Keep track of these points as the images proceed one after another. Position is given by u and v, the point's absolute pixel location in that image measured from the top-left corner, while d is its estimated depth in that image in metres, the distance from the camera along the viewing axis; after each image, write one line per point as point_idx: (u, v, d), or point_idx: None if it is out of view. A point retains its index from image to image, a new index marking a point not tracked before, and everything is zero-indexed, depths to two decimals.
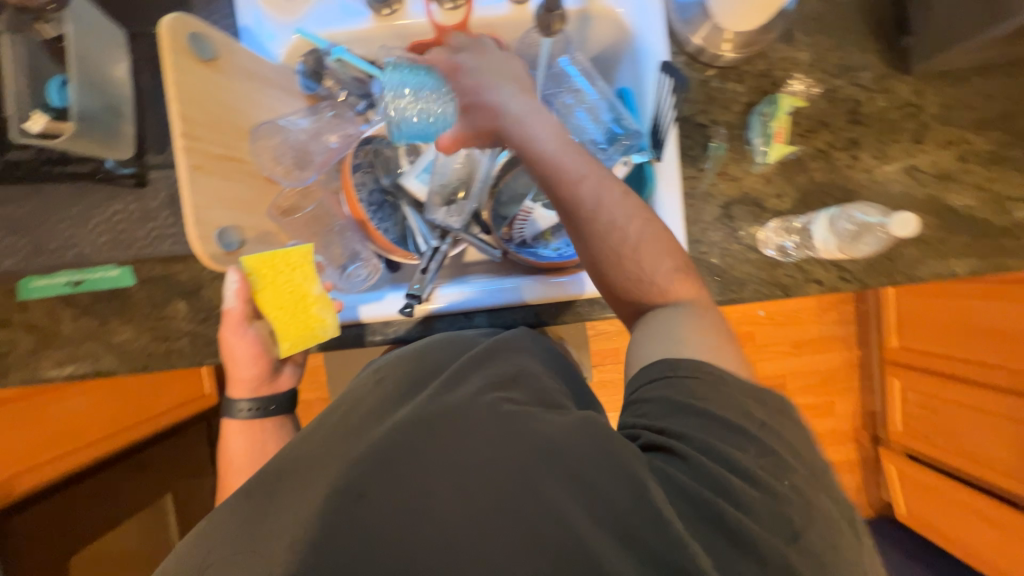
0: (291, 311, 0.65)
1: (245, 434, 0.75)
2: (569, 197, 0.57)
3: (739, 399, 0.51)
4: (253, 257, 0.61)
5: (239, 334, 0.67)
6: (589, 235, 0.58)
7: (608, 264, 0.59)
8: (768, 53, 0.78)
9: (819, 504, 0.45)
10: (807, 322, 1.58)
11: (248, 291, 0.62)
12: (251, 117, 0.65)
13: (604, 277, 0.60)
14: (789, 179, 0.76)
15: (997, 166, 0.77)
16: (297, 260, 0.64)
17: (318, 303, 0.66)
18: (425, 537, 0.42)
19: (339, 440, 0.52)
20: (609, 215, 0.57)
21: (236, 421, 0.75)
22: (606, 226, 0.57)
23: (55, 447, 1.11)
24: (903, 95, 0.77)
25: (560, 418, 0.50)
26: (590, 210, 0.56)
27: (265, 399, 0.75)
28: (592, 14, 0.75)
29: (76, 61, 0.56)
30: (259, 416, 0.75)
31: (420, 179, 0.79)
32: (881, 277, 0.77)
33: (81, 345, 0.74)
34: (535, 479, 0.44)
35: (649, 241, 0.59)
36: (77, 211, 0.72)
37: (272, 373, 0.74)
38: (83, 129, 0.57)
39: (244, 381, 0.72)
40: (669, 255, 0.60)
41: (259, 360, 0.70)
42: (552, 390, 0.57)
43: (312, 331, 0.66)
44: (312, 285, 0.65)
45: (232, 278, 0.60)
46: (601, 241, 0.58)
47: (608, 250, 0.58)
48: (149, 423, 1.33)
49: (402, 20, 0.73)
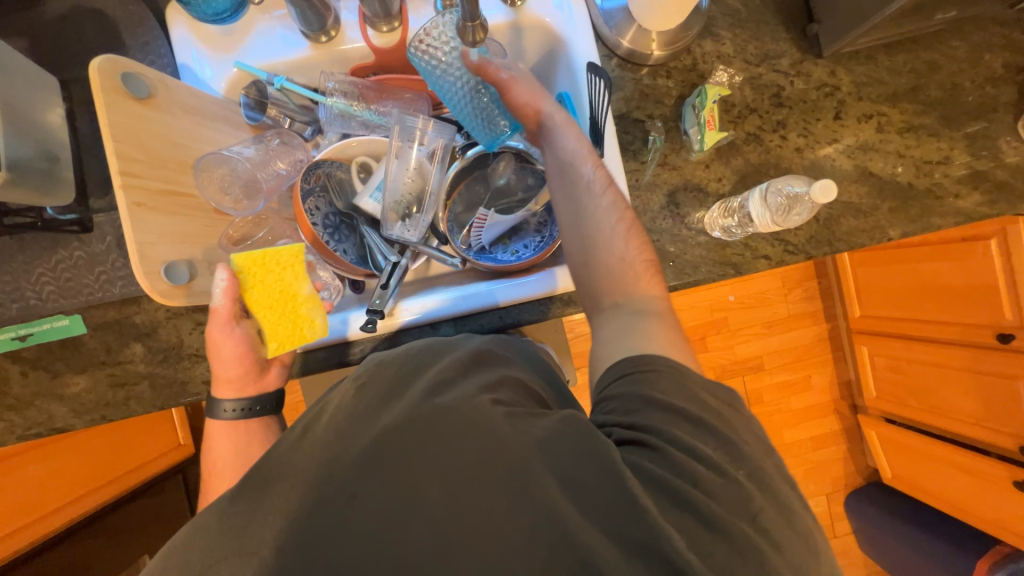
0: (280, 311, 0.66)
1: (229, 436, 0.69)
2: (561, 186, 0.66)
3: (688, 385, 0.53)
4: (243, 256, 0.64)
5: (227, 332, 0.66)
6: (574, 220, 0.65)
7: (587, 247, 0.63)
8: (693, 49, 0.83)
9: (758, 467, 0.50)
10: (761, 299, 1.75)
11: (237, 288, 0.64)
12: (194, 151, 0.66)
13: (584, 265, 0.64)
14: (727, 163, 0.81)
15: (912, 134, 0.83)
16: (287, 259, 0.67)
17: (308, 303, 0.67)
18: (414, 534, 0.48)
19: (327, 459, 0.54)
20: (592, 201, 0.64)
21: (218, 423, 0.69)
22: (590, 211, 0.64)
23: (18, 518, 1.05)
24: (819, 77, 0.84)
25: (543, 420, 0.54)
26: (576, 197, 0.65)
27: (250, 399, 0.70)
28: (523, 26, 0.79)
29: (4, 109, 0.55)
30: (244, 417, 0.70)
31: (372, 198, 0.80)
32: (823, 247, 0.81)
33: (35, 400, 0.72)
34: (529, 481, 0.49)
35: (622, 234, 0.63)
36: (21, 263, 0.69)
37: (260, 371, 0.70)
38: (17, 177, 0.56)
39: (229, 380, 0.69)
40: (639, 253, 0.63)
41: (245, 360, 0.68)
42: (530, 391, 0.61)
43: (300, 333, 0.66)
44: (302, 284, 0.67)
45: (222, 277, 0.63)
46: (584, 225, 0.64)
47: (588, 234, 0.63)
48: (121, 480, 1.26)
49: (340, 45, 0.75)
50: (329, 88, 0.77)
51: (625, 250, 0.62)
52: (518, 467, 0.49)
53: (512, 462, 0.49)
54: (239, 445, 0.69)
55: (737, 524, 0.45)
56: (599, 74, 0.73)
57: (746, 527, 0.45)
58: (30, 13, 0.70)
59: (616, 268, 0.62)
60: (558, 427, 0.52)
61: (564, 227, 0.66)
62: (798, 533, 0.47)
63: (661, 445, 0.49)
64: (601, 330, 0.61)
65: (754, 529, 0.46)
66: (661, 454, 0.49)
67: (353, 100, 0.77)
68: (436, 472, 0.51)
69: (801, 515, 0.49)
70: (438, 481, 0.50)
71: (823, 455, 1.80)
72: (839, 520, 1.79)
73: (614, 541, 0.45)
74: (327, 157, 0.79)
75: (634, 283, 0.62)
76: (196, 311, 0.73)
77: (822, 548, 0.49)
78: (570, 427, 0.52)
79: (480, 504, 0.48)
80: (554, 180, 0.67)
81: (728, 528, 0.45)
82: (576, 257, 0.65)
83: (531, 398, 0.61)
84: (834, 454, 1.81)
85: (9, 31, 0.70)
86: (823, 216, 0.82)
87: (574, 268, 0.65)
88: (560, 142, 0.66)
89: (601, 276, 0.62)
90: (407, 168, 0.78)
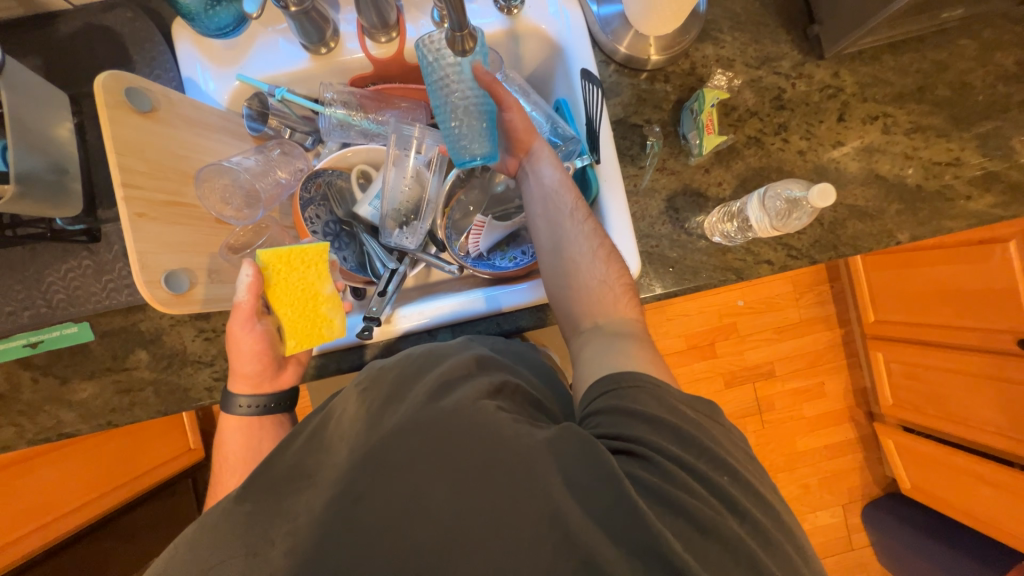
0: (301, 309, 0.67)
1: (243, 431, 0.71)
2: (544, 214, 0.69)
3: (669, 398, 0.55)
4: (270, 252, 0.65)
5: (247, 328, 0.66)
6: (554, 246, 0.68)
7: (568, 272, 0.66)
8: (691, 53, 0.82)
9: (742, 473, 0.51)
10: (772, 304, 1.71)
11: (261, 284, 0.65)
12: (194, 162, 0.67)
13: (565, 288, 0.67)
14: (727, 167, 0.80)
15: (920, 135, 0.81)
16: (311, 258, 0.68)
17: (329, 303, 0.69)
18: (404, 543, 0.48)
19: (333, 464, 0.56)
20: (573, 228, 0.67)
21: (233, 419, 0.70)
22: (571, 237, 0.67)
23: (30, 522, 1.06)
24: (822, 78, 0.82)
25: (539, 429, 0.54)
26: (558, 223, 0.68)
27: (265, 396, 0.71)
28: (520, 33, 0.79)
29: (15, 126, 0.57)
30: (259, 413, 0.71)
31: (372, 207, 0.81)
32: (827, 251, 0.80)
33: (44, 405, 0.74)
34: (534, 486, 0.49)
35: (600, 260, 0.66)
36: (31, 272, 0.71)
37: (277, 368, 0.71)
38: (26, 191, 0.58)
39: (246, 376, 0.69)
40: (616, 277, 0.67)
41: (263, 357, 0.68)
42: (525, 399, 0.61)
43: (319, 332, 0.68)
44: (324, 284, 0.69)
45: (247, 272, 0.64)
46: (564, 250, 0.67)
47: (568, 259, 0.66)
48: (130, 485, 1.28)
49: (340, 57, 0.76)
50: (328, 99, 0.78)
51: (605, 273, 0.66)
52: (524, 472, 0.49)
53: (515, 467, 0.50)
54: (247, 448, 0.70)
55: (725, 525, 0.47)
56: (594, 81, 0.75)
57: (733, 526, 0.47)
58: (43, 32, 0.73)
59: (596, 291, 0.65)
60: (562, 433, 0.52)
61: (546, 252, 0.69)
62: (782, 532, 0.49)
63: (650, 454, 0.50)
64: (583, 350, 0.64)
65: (741, 528, 0.47)
66: (651, 462, 0.50)
67: (353, 110, 0.79)
68: (441, 475, 0.51)
69: (783, 513, 0.51)
70: (444, 484, 0.50)
71: (838, 465, 1.75)
72: (856, 531, 1.74)
73: (614, 546, 0.45)
74: (327, 165, 0.80)
75: (612, 305, 0.65)
76: (199, 319, 0.75)
77: (805, 545, 0.51)
78: (573, 435, 0.52)
79: (485, 508, 0.48)
80: (536, 207, 0.70)
81: (718, 530, 0.46)
82: (557, 281, 0.67)
83: (530, 403, 0.61)
84: (849, 463, 1.76)
85: (22, 49, 0.72)
86: (827, 219, 0.80)
87: (556, 291, 0.68)
88: (543, 171, 0.70)
89: (582, 299, 0.65)
90: (405, 177, 0.79)
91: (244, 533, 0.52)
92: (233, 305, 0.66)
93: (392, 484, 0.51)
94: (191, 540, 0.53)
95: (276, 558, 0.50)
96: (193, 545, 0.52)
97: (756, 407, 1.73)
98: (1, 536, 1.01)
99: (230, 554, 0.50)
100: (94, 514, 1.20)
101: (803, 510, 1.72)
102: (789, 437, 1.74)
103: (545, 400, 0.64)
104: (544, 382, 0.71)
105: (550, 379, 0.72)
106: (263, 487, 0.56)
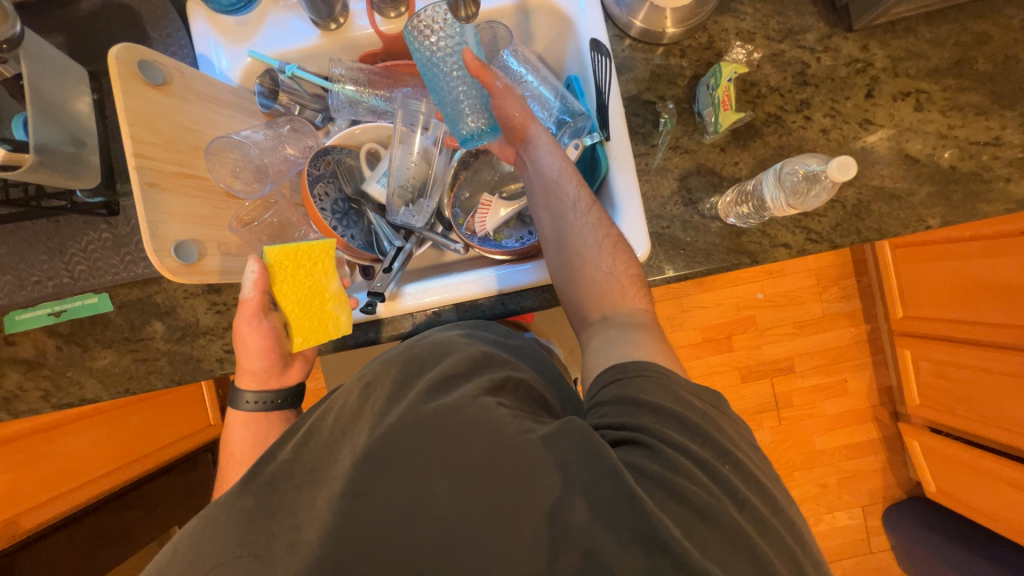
0: (309, 305, 0.69)
1: (250, 426, 0.73)
2: (546, 205, 0.67)
3: (675, 388, 0.54)
4: (276, 249, 0.66)
5: (254, 324, 0.68)
6: (558, 239, 0.66)
7: (573, 265, 0.65)
8: (708, 26, 0.79)
9: (744, 462, 0.50)
10: (793, 297, 1.65)
11: (267, 281, 0.66)
12: (205, 136, 0.68)
13: (571, 282, 0.66)
14: (745, 146, 0.77)
15: (957, 113, 0.76)
16: (316, 256, 0.70)
17: (335, 300, 0.71)
18: (411, 532, 0.48)
19: (334, 458, 0.56)
20: (576, 220, 0.65)
21: (241, 414, 0.73)
22: (575, 229, 0.65)
23: (55, 487, 1.11)
24: (850, 52, 0.78)
25: (540, 427, 0.52)
26: (561, 216, 0.66)
27: (273, 392, 0.74)
28: (531, 7, 0.78)
29: (31, 100, 0.59)
30: (265, 410, 0.73)
31: (380, 184, 0.81)
32: (849, 236, 0.76)
33: (67, 372, 0.78)
34: (527, 479, 0.48)
35: (606, 251, 0.65)
36: (53, 243, 0.74)
37: (284, 365, 0.73)
38: (45, 161, 0.60)
39: (253, 372, 0.71)
40: (623, 265, 0.65)
41: (271, 353, 0.70)
42: (529, 398, 0.60)
43: (326, 329, 0.70)
44: (331, 281, 0.71)
45: (253, 269, 0.65)
46: (568, 243, 0.65)
47: (574, 253, 0.65)
48: (153, 454, 1.34)
49: (350, 34, 0.76)
50: (337, 75, 0.78)
51: (612, 266, 0.64)
52: (523, 468, 0.48)
53: (512, 460, 0.49)
54: (264, 423, 0.74)
55: (725, 512, 0.45)
56: (603, 52, 0.73)
57: (733, 512, 0.46)
58: (65, 9, 0.75)
59: (603, 284, 0.64)
60: (562, 428, 0.50)
61: (550, 246, 0.67)
62: (782, 520, 0.48)
63: (652, 442, 0.49)
64: (592, 340, 0.63)
65: (742, 516, 0.46)
66: (652, 450, 0.49)
67: (362, 87, 0.78)
68: (439, 463, 0.50)
69: (785, 505, 0.50)
70: (442, 468, 0.50)
71: (858, 465, 1.69)
72: (876, 534, 1.68)
73: (616, 542, 0.44)
74: (337, 143, 0.81)
75: (621, 297, 0.64)
76: (211, 292, 0.77)
77: (807, 535, 0.49)
78: (573, 430, 0.50)
79: (485, 497, 0.48)
80: (539, 199, 0.68)
81: (718, 517, 0.45)
82: (563, 275, 0.67)
83: (532, 398, 0.60)
84: (871, 463, 1.69)
85: (47, 27, 0.75)
86: (851, 202, 0.76)
87: (562, 284, 0.67)
88: (544, 160, 0.67)
89: (588, 293, 0.65)
90: (412, 155, 0.79)
91: (254, 502, 0.54)
92: (240, 303, 0.68)
93: (388, 462, 0.51)
94: (201, 522, 0.55)
95: (284, 549, 0.51)
96: (211, 516, 0.55)
97: (773, 404, 1.68)
98: (27, 500, 1.05)
99: (232, 552, 0.51)
100: (123, 479, 1.26)
101: (820, 510, 1.68)
102: (807, 434, 1.68)
103: (548, 397, 0.63)
104: (548, 384, 0.69)
105: (553, 379, 0.71)
106: (269, 473, 0.57)
